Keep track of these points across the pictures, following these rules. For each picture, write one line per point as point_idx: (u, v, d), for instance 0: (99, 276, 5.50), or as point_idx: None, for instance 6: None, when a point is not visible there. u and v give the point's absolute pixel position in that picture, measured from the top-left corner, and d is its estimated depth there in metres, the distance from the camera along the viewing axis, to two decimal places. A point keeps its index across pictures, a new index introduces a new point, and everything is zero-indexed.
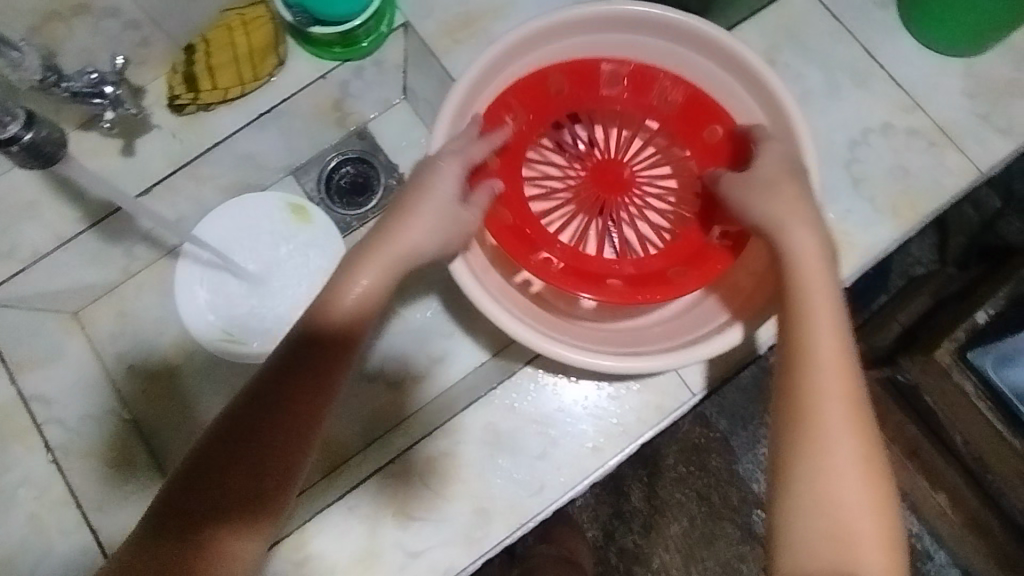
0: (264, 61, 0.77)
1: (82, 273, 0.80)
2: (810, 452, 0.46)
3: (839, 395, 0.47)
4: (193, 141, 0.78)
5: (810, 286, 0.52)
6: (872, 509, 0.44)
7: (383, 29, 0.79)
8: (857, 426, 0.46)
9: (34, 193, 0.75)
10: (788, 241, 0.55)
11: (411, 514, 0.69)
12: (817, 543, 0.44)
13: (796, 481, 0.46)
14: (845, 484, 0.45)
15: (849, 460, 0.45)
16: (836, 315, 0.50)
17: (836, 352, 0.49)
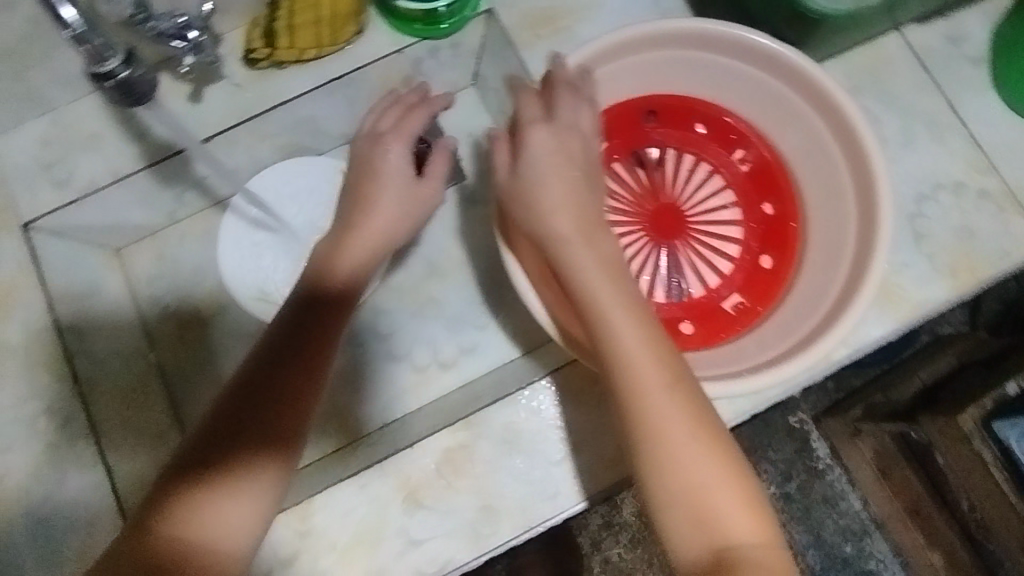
0: (345, 28, 0.76)
1: (128, 211, 0.79)
2: (650, 440, 0.49)
3: (661, 395, 0.49)
4: (260, 97, 0.78)
5: (596, 285, 0.53)
6: (735, 488, 0.48)
7: (467, 13, 0.79)
8: (698, 420, 0.49)
9: (98, 126, 0.77)
10: (572, 247, 0.55)
11: (421, 501, 0.66)
12: (683, 534, 0.48)
13: (656, 470, 0.49)
14: (704, 476, 0.48)
15: (685, 448, 0.48)
16: (625, 304, 0.52)
17: (646, 351, 0.50)
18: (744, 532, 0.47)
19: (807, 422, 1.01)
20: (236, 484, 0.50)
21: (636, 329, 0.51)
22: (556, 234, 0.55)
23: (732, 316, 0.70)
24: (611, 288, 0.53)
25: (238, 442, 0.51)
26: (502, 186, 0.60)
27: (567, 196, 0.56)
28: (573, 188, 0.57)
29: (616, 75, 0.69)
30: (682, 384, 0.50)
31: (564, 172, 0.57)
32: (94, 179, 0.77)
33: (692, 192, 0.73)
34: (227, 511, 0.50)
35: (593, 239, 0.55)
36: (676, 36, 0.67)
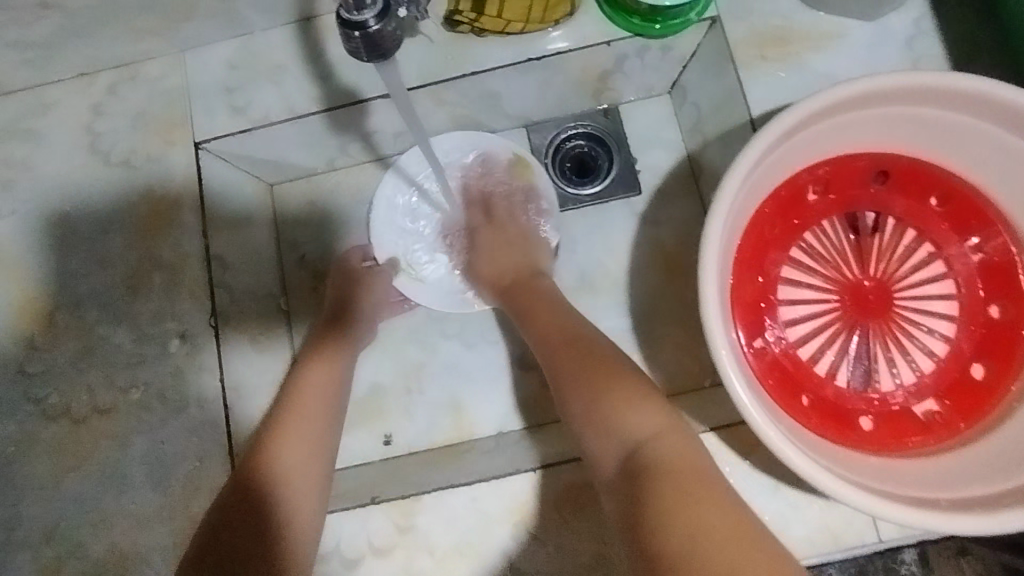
0: (558, 9, 0.69)
1: (292, 151, 0.78)
2: (588, 394, 0.52)
3: (557, 344, 0.58)
4: (451, 62, 0.72)
5: (545, 312, 0.62)
6: (625, 393, 0.51)
7: (693, 16, 0.70)
8: (595, 358, 0.55)
9: (284, 59, 0.73)
10: (512, 293, 0.66)
11: (532, 530, 0.64)
12: (591, 438, 0.50)
13: (605, 419, 0.50)
14: (602, 392, 0.51)
15: (566, 376, 0.55)
16: (555, 316, 0.61)
17: (551, 323, 0.60)
18: (638, 423, 0.49)
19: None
20: (292, 429, 0.59)
21: (547, 317, 0.61)
22: (529, 271, 0.68)
23: (923, 424, 0.60)
24: (546, 296, 0.64)
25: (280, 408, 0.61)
26: (713, 227, 0.53)
27: (501, 252, 0.70)
28: (510, 255, 0.70)
29: (859, 124, 0.59)
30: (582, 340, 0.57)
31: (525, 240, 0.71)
32: (269, 112, 0.73)
33: (905, 270, 0.64)
34: (282, 451, 0.57)
35: (529, 290, 0.65)
36: (950, 94, 0.55)
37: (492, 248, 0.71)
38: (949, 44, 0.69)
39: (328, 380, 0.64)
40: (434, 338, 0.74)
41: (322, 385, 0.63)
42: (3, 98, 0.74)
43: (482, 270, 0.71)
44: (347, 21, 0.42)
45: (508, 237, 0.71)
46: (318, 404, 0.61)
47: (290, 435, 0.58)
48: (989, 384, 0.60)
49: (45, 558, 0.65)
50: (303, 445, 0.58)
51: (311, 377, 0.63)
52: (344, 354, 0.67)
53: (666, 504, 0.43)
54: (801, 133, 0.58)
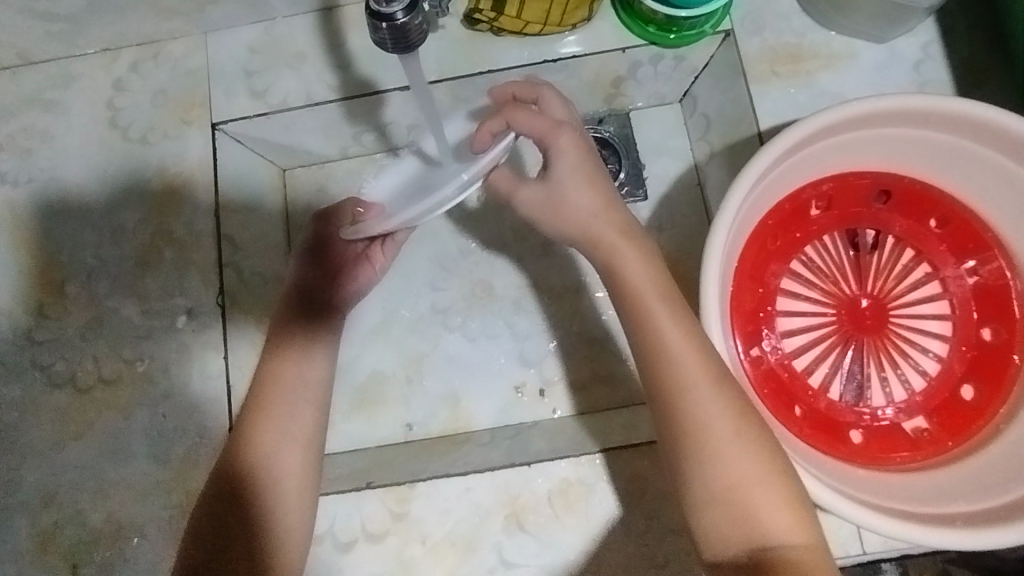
0: (575, 13, 0.70)
1: (307, 137, 0.77)
2: (711, 454, 0.49)
3: (712, 409, 0.50)
4: (468, 59, 0.74)
5: (669, 340, 0.51)
6: (770, 484, 0.48)
7: (708, 28, 0.71)
8: (743, 420, 0.50)
9: (306, 46, 0.75)
10: (612, 246, 0.54)
11: (524, 523, 0.66)
12: (720, 516, 0.48)
13: (740, 499, 0.48)
14: (748, 474, 0.48)
15: (715, 443, 0.49)
16: (678, 318, 0.52)
17: (697, 370, 0.50)
18: (785, 533, 0.47)
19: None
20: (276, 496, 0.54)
21: (675, 323, 0.52)
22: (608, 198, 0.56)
23: (911, 441, 0.62)
24: (651, 282, 0.54)
25: (232, 510, 0.53)
26: (717, 234, 0.55)
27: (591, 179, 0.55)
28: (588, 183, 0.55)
29: (864, 143, 0.61)
30: (740, 405, 0.50)
31: (589, 177, 0.55)
32: (286, 98, 0.75)
33: (901, 290, 0.65)
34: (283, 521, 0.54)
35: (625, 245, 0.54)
36: (956, 119, 0.56)
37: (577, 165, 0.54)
38: (956, 71, 0.71)
39: (278, 390, 0.58)
40: (437, 330, 0.74)
41: (284, 398, 0.58)
42: (26, 67, 0.75)
43: (583, 201, 0.55)
44: (388, 23, 0.43)
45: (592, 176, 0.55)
46: (283, 414, 0.57)
47: (267, 431, 0.56)
48: (978, 405, 0.61)
49: (42, 523, 0.66)
50: (283, 489, 0.54)
51: (273, 389, 0.58)
52: (292, 364, 0.60)
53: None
54: (807, 149, 0.59)
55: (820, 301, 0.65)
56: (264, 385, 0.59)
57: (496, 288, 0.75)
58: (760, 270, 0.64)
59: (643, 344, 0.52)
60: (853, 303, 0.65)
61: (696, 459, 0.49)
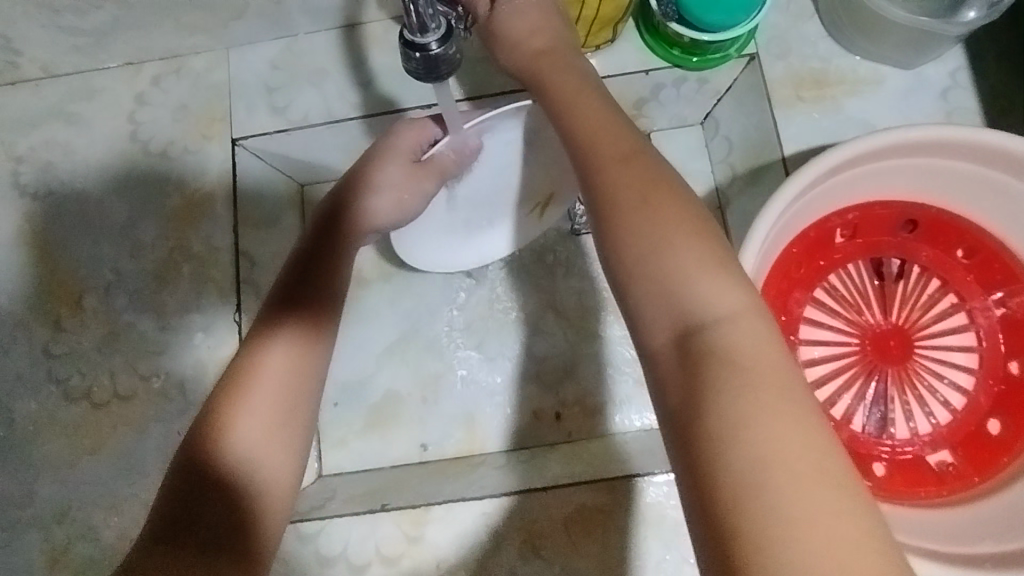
0: (600, 34, 0.70)
1: (327, 153, 0.76)
2: (618, 214, 0.42)
3: (653, 207, 0.42)
4: (490, 79, 0.74)
5: (594, 128, 0.46)
6: (720, 282, 0.40)
7: (732, 52, 0.70)
8: (652, 181, 0.43)
9: (328, 64, 0.75)
10: (565, 92, 0.50)
11: (539, 549, 0.64)
12: (645, 299, 0.40)
13: (674, 279, 0.40)
14: (667, 235, 0.41)
15: (611, 198, 0.43)
16: (601, 107, 0.48)
17: (626, 162, 0.44)
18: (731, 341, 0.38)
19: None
20: (255, 438, 0.44)
21: (598, 111, 0.48)
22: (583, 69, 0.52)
23: (935, 475, 0.61)
24: (588, 100, 0.49)
25: (202, 467, 0.42)
26: (746, 262, 0.54)
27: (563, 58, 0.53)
28: (554, 52, 0.53)
29: (893, 172, 0.60)
30: (685, 208, 0.42)
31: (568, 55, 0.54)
32: (307, 114, 0.75)
33: (926, 321, 0.64)
34: (255, 471, 0.43)
35: (584, 95, 0.49)
36: (988, 150, 0.56)
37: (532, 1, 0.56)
38: (984, 98, 0.70)
39: (272, 333, 0.49)
40: (453, 350, 0.75)
41: (277, 352, 0.48)
42: (48, 80, 0.76)
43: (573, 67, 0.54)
44: (424, 53, 0.43)
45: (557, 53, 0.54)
46: (274, 390, 0.46)
47: (247, 399, 0.45)
48: (1005, 440, 0.60)
49: (55, 538, 0.66)
50: (261, 435, 0.44)
51: (262, 347, 0.48)
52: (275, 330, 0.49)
53: (768, 473, 0.32)
54: (835, 178, 0.58)
55: (843, 329, 0.65)
56: (256, 336, 0.49)
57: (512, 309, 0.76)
58: (784, 298, 0.63)
59: (575, 133, 0.47)
60: (877, 332, 0.64)
61: (623, 241, 0.41)
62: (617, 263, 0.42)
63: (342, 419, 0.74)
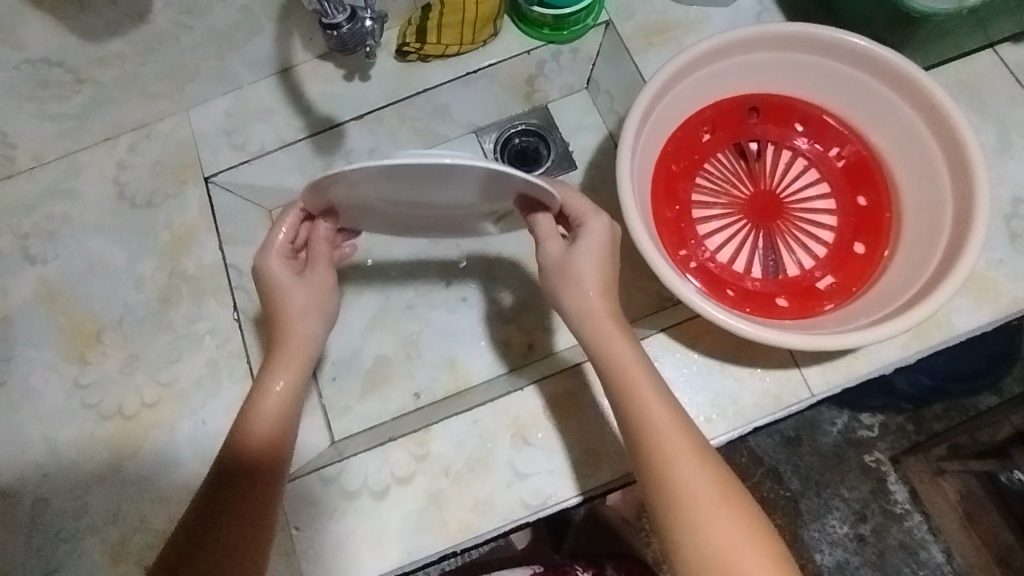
0: (484, 30, 0.87)
1: (284, 175, 0.93)
2: (665, 476, 0.55)
3: (696, 470, 0.55)
4: (405, 86, 0.90)
5: (636, 385, 0.59)
6: (749, 527, 0.53)
7: (591, 21, 0.88)
8: (696, 457, 0.56)
9: (271, 103, 0.90)
10: (607, 344, 0.62)
11: (528, 438, 0.75)
12: (692, 542, 0.52)
13: (712, 527, 0.52)
14: (709, 520, 0.53)
15: (664, 457, 0.56)
16: (657, 394, 0.59)
17: (670, 429, 0.57)
18: None
19: (883, 462, 1.17)
20: None
21: (653, 406, 0.58)
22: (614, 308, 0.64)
23: (825, 295, 0.75)
24: (628, 352, 0.61)
25: None
26: (624, 152, 0.69)
27: (604, 276, 0.64)
28: (604, 269, 0.64)
29: (727, 71, 0.76)
30: (717, 469, 0.56)
31: (606, 271, 0.64)
32: (262, 144, 0.90)
33: (790, 183, 0.80)
34: None
35: (618, 338, 0.62)
36: (786, 36, 0.73)
37: (593, 258, 0.64)
38: (789, 13, 0.89)
39: None
40: (424, 310, 0.89)
41: None
42: (40, 168, 0.89)
43: (588, 288, 0.63)
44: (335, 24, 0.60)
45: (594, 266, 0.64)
46: None
47: None
48: (869, 254, 0.75)
49: (111, 536, 0.74)
50: None
51: None
52: None
53: None
54: (682, 83, 0.74)
55: (728, 204, 0.80)
56: None
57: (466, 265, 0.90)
58: (674, 191, 0.78)
59: (617, 387, 0.60)
60: (755, 201, 0.80)
61: (676, 500, 0.54)
62: (667, 517, 0.54)
63: (341, 388, 0.85)
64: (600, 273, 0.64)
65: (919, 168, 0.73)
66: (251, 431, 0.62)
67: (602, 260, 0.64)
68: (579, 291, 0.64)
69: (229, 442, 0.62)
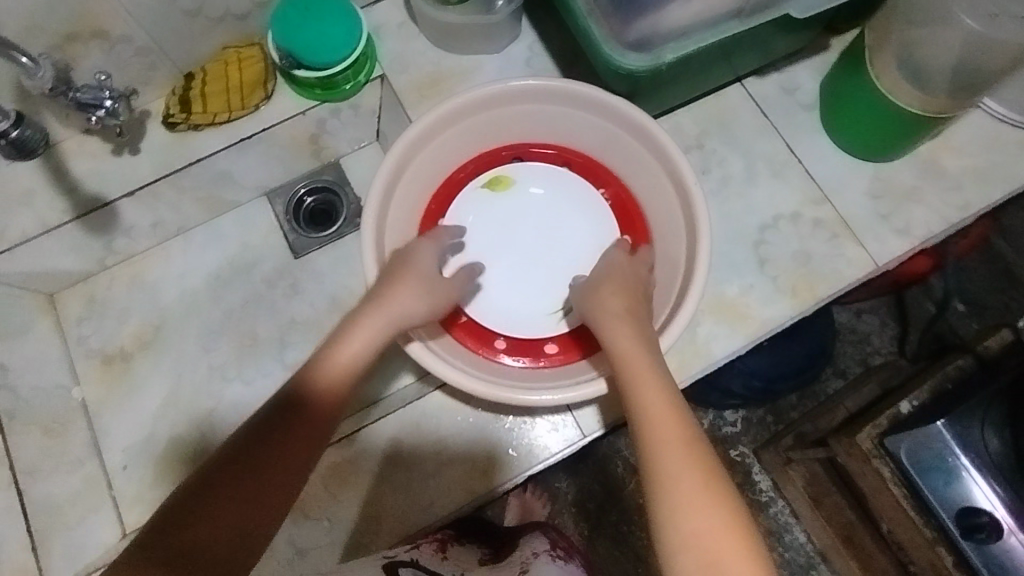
0: (253, 94, 0.87)
1: (58, 259, 0.88)
2: (671, 453, 0.53)
3: (676, 443, 0.53)
4: (177, 156, 0.87)
5: (641, 372, 0.59)
6: (711, 489, 0.50)
7: (362, 78, 0.89)
8: (672, 427, 0.54)
9: (31, 183, 0.85)
10: (618, 343, 0.62)
11: (308, 513, 0.76)
12: (669, 525, 0.50)
13: (672, 504, 0.50)
14: (686, 492, 0.50)
15: (662, 436, 0.54)
16: (658, 379, 0.58)
17: (659, 412, 0.55)
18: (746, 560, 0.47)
19: (747, 455, 1.22)
20: None
21: (651, 389, 0.57)
22: (636, 312, 0.66)
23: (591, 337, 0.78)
24: (644, 353, 0.61)
25: None
26: (365, 220, 0.70)
27: (624, 289, 0.69)
28: (624, 288, 0.69)
29: (479, 126, 0.79)
30: (691, 438, 0.54)
31: (618, 288, 0.68)
32: (24, 231, 0.84)
33: None
34: None
35: (632, 329, 0.64)
36: (526, 92, 0.76)
37: (605, 281, 0.70)
38: (557, 58, 0.92)
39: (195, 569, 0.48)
40: (218, 384, 0.87)
41: None
42: None
43: (611, 301, 0.67)
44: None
45: (618, 277, 0.71)
46: None
47: None
48: None
49: None
50: None
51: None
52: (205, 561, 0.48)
53: None
54: (433, 144, 0.77)
55: None
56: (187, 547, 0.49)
57: (264, 333, 0.89)
58: None
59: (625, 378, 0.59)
60: None
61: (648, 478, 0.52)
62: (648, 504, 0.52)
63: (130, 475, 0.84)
64: (621, 294, 0.68)
65: (666, 208, 0.77)
66: (311, 379, 0.59)
67: (628, 274, 0.71)
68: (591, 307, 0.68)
69: (304, 373, 0.61)
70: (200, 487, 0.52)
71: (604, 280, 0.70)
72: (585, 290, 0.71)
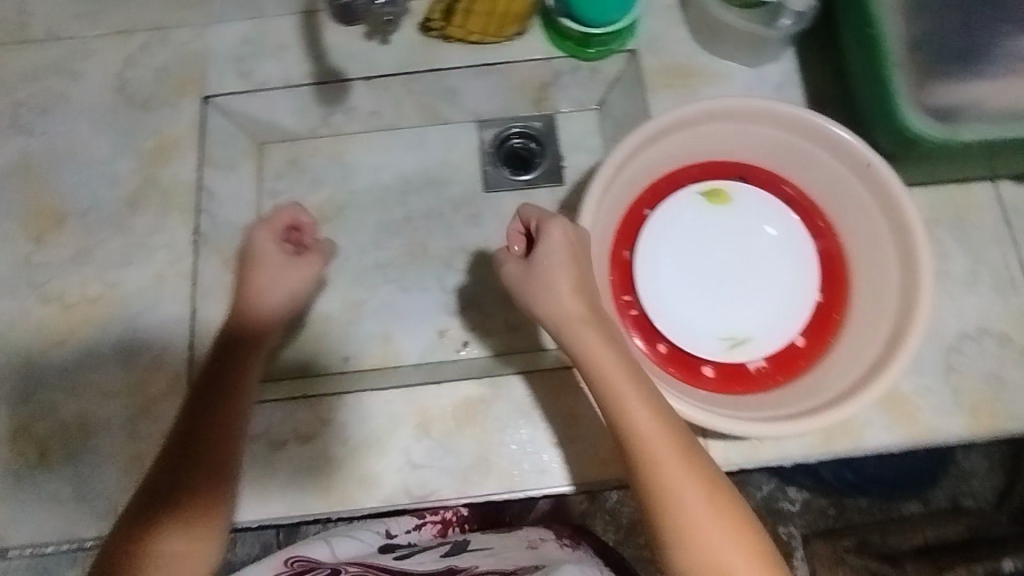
0: (510, 27, 0.88)
1: (282, 114, 0.93)
2: (667, 479, 0.57)
3: (680, 467, 0.57)
4: (421, 61, 0.90)
5: (630, 397, 0.59)
6: (716, 511, 0.56)
7: (615, 46, 0.89)
8: (678, 454, 0.57)
9: (288, 40, 0.91)
10: (599, 357, 0.60)
11: (430, 431, 0.76)
12: (669, 534, 0.56)
13: (681, 520, 0.56)
14: (692, 516, 0.56)
15: (663, 464, 0.57)
16: (655, 404, 0.59)
17: (660, 442, 0.58)
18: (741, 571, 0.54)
19: (795, 538, 1.04)
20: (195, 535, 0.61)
21: (644, 410, 0.59)
22: (592, 308, 0.63)
23: (753, 377, 0.75)
24: (616, 358, 0.60)
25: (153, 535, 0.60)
26: (593, 186, 0.68)
27: (579, 277, 0.62)
28: (568, 276, 0.62)
29: (722, 135, 0.76)
30: (697, 466, 0.58)
31: (575, 272, 0.62)
32: (268, 79, 0.90)
33: None
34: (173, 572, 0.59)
35: (606, 337, 0.61)
36: (786, 118, 0.73)
37: (559, 263, 0.62)
38: (811, 92, 0.88)
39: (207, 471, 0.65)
40: (377, 279, 0.89)
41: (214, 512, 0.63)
42: (50, 42, 0.90)
43: (555, 299, 0.62)
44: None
45: (558, 259, 0.62)
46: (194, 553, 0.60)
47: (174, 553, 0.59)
48: (806, 348, 0.75)
49: (19, 412, 0.77)
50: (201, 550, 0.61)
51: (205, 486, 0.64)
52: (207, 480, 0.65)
53: None
54: (674, 136, 0.74)
55: None
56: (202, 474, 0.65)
57: (431, 250, 0.90)
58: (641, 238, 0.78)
59: (612, 403, 0.60)
60: None
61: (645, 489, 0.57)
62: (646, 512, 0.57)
63: None
64: (566, 277, 0.62)
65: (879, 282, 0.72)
66: (240, 316, 0.73)
67: (584, 267, 0.63)
68: (546, 308, 0.62)
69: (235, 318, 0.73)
70: (190, 422, 0.67)
71: (556, 266, 0.62)
72: (534, 279, 0.63)
